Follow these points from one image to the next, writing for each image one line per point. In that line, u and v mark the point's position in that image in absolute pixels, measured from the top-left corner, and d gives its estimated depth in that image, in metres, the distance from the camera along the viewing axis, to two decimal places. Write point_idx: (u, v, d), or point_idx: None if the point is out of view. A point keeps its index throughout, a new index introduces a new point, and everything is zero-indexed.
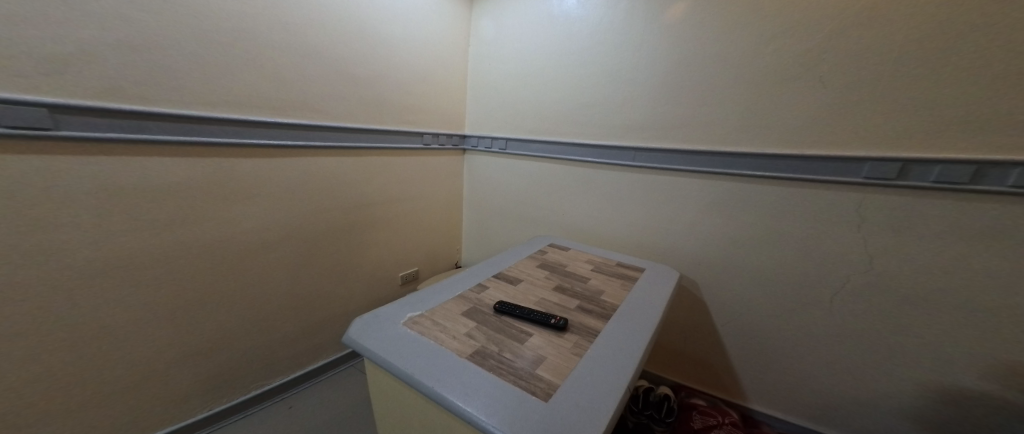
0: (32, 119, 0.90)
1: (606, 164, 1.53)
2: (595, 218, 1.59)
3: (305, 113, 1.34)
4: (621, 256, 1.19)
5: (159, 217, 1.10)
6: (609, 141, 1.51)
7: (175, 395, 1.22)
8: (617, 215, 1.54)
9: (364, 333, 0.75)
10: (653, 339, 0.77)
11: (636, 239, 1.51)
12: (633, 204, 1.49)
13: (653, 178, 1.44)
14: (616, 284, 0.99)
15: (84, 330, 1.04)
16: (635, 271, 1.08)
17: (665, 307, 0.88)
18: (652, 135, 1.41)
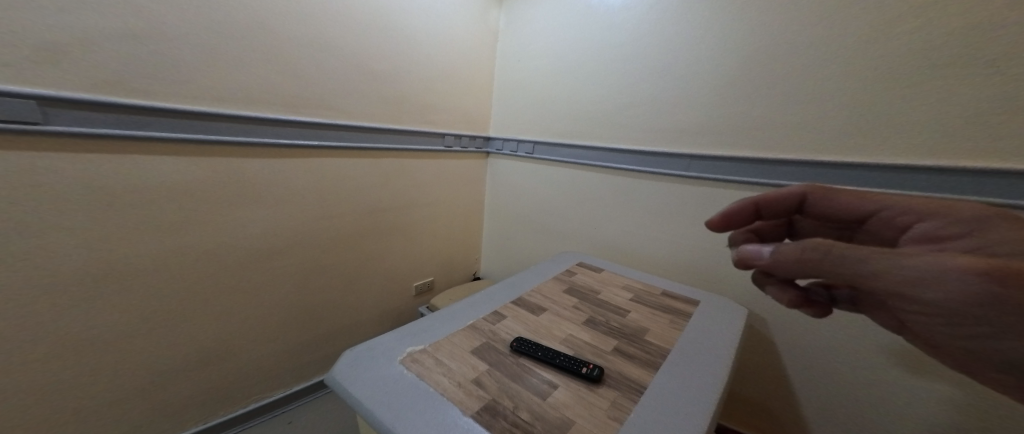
0: (19, 112, 0.80)
1: (646, 172, 1.35)
2: (631, 232, 1.41)
3: (318, 111, 1.24)
4: (665, 283, 1.01)
5: (160, 221, 1.00)
6: (651, 147, 1.34)
7: (170, 415, 1.11)
8: (658, 230, 1.35)
9: (352, 373, 0.62)
10: (714, 401, 0.60)
11: (679, 259, 1.32)
12: (677, 219, 1.30)
13: (704, 190, 1.24)
14: (662, 321, 0.82)
15: (72, 342, 0.93)
16: (684, 304, 0.90)
17: (731, 359, 0.70)
18: (701, 140, 1.23)
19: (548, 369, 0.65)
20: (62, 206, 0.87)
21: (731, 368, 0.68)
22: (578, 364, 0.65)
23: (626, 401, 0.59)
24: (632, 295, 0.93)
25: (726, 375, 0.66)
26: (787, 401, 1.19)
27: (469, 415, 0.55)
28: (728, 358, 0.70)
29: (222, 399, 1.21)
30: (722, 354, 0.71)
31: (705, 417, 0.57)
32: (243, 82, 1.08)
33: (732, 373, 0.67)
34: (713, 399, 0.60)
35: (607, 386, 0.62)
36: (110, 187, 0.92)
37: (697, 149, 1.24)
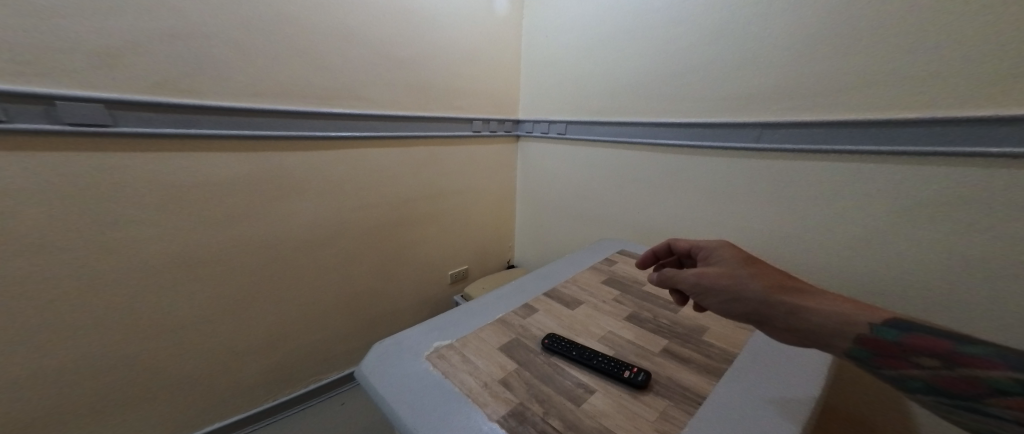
0: (89, 115, 0.83)
1: (698, 146, 1.17)
2: (681, 215, 1.25)
3: (347, 103, 1.22)
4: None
5: (221, 213, 1.04)
6: (702, 117, 1.16)
7: (224, 398, 1.16)
8: (713, 213, 1.18)
9: (378, 368, 0.59)
10: (790, 416, 0.49)
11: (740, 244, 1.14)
12: (737, 199, 1.13)
13: (775, 162, 1.04)
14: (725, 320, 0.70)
15: (140, 330, 0.98)
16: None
17: (824, 372, 0.57)
18: (767, 104, 1.04)
19: (584, 372, 0.57)
20: (122, 202, 0.91)
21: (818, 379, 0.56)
22: (619, 367, 0.56)
23: (680, 414, 0.50)
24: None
25: (818, 393, 0.53)
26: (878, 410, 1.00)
27: (493, 420, 0.49)
28: (822, 372, 0.57)
29: (271, 384, 1.25)
30: (814, 367, 0.58)
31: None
32: (270, 72, 1.06)
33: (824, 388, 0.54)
34: (799, 420, 0.48)
35: (655, 394, 0.53)
36: (161, 186, 0.94)
37: (765, 116, 1.04)
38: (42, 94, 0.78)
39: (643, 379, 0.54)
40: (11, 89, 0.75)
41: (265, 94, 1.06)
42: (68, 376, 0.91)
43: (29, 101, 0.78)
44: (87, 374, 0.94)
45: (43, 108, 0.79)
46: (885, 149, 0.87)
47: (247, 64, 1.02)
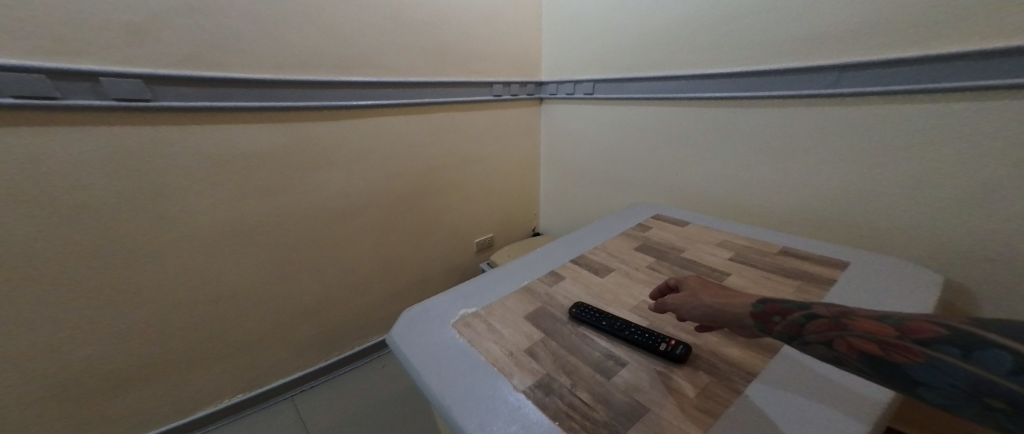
0: (131, 91, 0.83)
1: (753, 96, 1.03)
2: (727, 175, 1.14)
3: (365, 71, 1.16)
4: (778, 238, 0.79)
5: (260, 183, 1.05)
6: (755, 64, 1.01)
7: (268, 364, 1.21)
8: (767, 172, 1.05)
9: (407, 336, 0.57)
10: (856, 398, 0.44)
11: (796, 203, 1.02)
12: (796, 155, 0.99)
13: (844, 110, 0.89)
14: (782, 289, 0.63)
15: (188, 301, 1.02)
16: (813, 265, 0.69)
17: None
18: (838, 44, 0.87)
19: (613, 344, 0.53)
20: (157, 178, 0.90)
21: None
22: (654, 340, 0.52)
23: (725, 391, 0.45)
24: (733, 254, 0.74)
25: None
26: None
27: (519, 390, 0.47)
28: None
29: (310, 350, 1.30)
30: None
31: (851, 428, 0.40)
32: (283, 39, 1.00)
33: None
34: (869, 405, 0.43)
35: (696, 368, 0.49)
36: (196, 160, 0.94)
37: (836, 57, 0.88)
38: (87, 72, 0.78)
39: (681, 353, 0.49)
40: (57, 67, 0.75)
41: (280, 63, 1.01)
42: (122, 346, 0.95)
43: (76, 78, 0.78)
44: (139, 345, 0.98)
45: (90, 85, 0.79)
46: (1017, 81, 0.69)
47: (259, 32, 0.96)
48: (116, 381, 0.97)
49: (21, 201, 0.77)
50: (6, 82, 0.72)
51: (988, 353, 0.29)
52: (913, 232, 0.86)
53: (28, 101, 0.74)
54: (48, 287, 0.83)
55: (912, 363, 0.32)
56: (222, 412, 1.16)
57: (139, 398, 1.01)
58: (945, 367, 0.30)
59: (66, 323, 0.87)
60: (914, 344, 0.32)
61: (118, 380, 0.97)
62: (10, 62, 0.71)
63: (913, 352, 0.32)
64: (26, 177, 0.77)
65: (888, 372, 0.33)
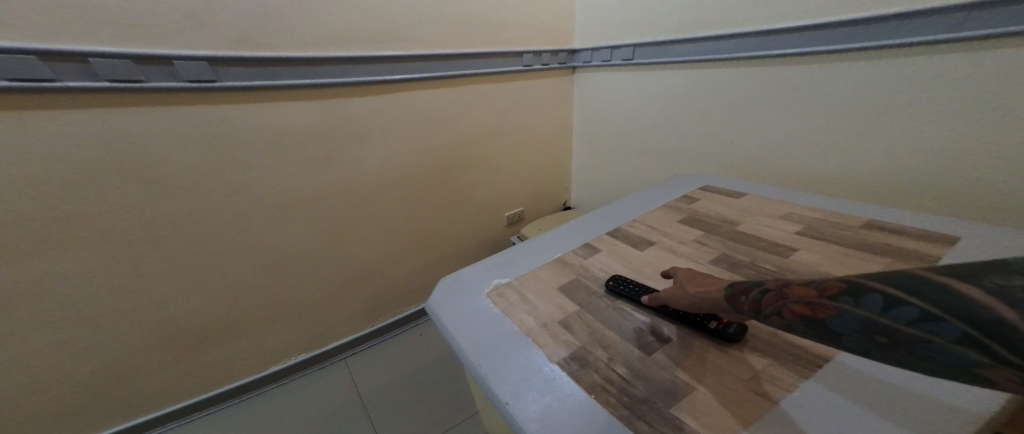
0: (197, 72, 0.87)
1: (826, 52, 0.85)
2: (788, 144, 0.98)
3: (395, 44, 1.11)
4: (852, 209, 0.70)
5: (310, 156, 1.08)
6: (832, 12, 0.83)
7: (312, 334, 1.28)
8: (840, 141, 0.89)
9: (443, 303, 0.58)
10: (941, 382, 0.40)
11: (872, 176, 0.86)
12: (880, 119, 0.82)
13: (944, 62, 0.73)
14: (860, 265, 0.56)
15: (238, 275, 1.07)
16: (897, 237, 0.60)
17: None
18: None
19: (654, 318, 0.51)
20: (197, 159, 0.92)
21: None
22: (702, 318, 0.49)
23: (787, 376, 0.42)
24: (797, 227, 0.67)
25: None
26: None
27: (554, 362, 0.46)
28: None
29: (351, 321, 1.35)
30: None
31: (934, 415, 0.36)
32: (286, 15, 0.93)
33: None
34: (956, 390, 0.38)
35: (750, 349, 0.45)
36: (223, 141, 0.94)
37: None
38: (162, 56, 0.82)
39: (734, 332, 0.46)
40: (140, 52, 0.80)
41: (287, 39, 0.95)
42: (181, 317, 1.02)
43: (155, 62, 0.83)
44: (195, 316, 1.04)
45: (166, 68, 0.84)
46: None
47: (260, 3, 0.89)
48: (178, 348, 1.05)
49: (85, 182, 0.82)
50: (60, 68, 0.74)
51: (877, 297, 0.28)
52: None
53: (120, 85, 0.80)
54: (114, 264, 0.90)
55: (828, 318, 0.30)
56: (274, 376, 1.24)
57: (200, 362, 1.10)
58: (851, 317, 0.29)
59: (136, 294, 0.94)
60: (825, 300, 0.30)
61: (181, 346, 1.05)
62: (100, 48, 0.76)
63: (825, 307, 0.30)
64: (85, 159, 0.81)
65: (815, 330, 0.31)
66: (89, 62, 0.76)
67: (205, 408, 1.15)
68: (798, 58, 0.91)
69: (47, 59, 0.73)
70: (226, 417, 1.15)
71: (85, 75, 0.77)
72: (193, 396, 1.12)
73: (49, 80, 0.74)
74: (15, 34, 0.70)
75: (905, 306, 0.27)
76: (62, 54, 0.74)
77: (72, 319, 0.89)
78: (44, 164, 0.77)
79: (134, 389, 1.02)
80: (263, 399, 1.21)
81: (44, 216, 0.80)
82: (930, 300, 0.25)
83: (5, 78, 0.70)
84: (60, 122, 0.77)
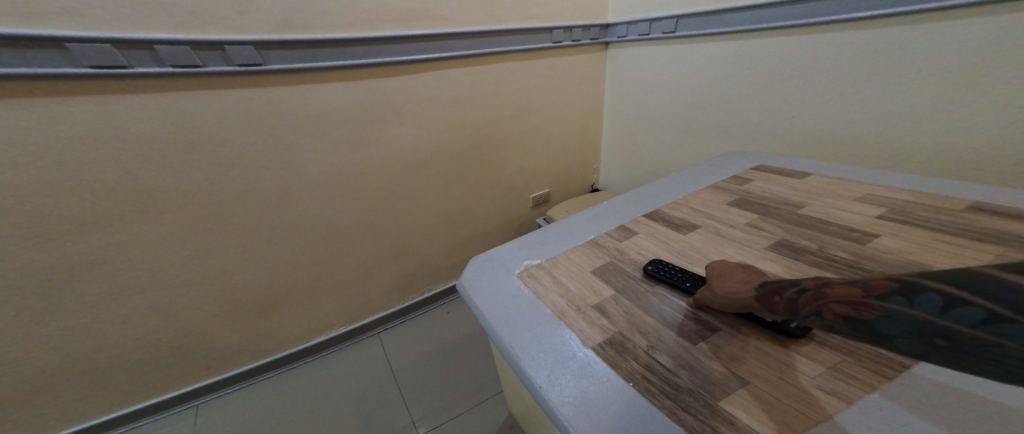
0: (246, 56, 0.89)
1: (912, 13, 0.76)
2: (857, 116, 0.89)
3: (425, 22, 1.09)
4: (931, 190, 0.63)
5: (350, 135, 1.10)
6: None
7: (347, 311, 1.32)
8: (916, 112, 0.80)
9: (474, 282, 0.57)
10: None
11: (960, 153, 0.78)
12: (971, 89, 0.74)
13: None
14: (946, 252, 0.50)
15: (278, 253, 1.11)
16: (991, 221, 0.53)
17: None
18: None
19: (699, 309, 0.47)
20: (236, 140, 0.95)
21: None
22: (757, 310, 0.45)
23: (866, 376, 0.37)
24: (866, 209, 0.61)
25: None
26: None
27: (589, 346, 0.44)
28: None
29: (383, 300, 1.38)
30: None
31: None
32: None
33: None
34: None
35: (815, 343, 0.41)
36: (265, 122, 0.97)
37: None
38: (216, 41, 0.85)
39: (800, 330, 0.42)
40: (196, 38, 0.83)
41: (321, 17, 0.94)
42: (226, 292, 1.08)
43: (210, 47, 0.85)
44: (239, 291, 1.10)
45: (219, 53, 0.87)
46: None
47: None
48: (224, 321, 1.11)
49: (144, 162, 0.86)
50: (82, 52, 0.75)
51: (936, 296, 0.24)
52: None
53: (182, 70, 0.84)
54: (171, 241, 0.95)
55: (874, 319, 0.27)
56: (312, 349, 1.30)
57: (245, 335, 1.16)
58: (904, 318, 0.25)
59: (191, 269, 1.00)
60: (873, 299, 0.27)
61: (227, 319, 1.11)
62: (163, 36, 0.80)
63: (871, 307, 0.27)
64: (144, 141, 0.85)
65: (863, 333, 0.28)
66: (154, 48, 0.80)
67: (265, 371, 1.24)
68: (873, 22, 0.81)
69: (121, 47, 0.78)
70: (284, 381, 1.23)
71: (154, 61, 0.81)
72: (251, 361, 1.21)
73: (123, 67, 0.79)
74: (93, 25, 0.75)
75: (970, 306, 0.22)
76: (133, 42, 0.78)
77: (137, 290, 0.96)
78: (107, 145, 0.82)
79: (195, 354, 1.10)
80: (308, 367, 1.28)
81: (110, 194, 0.85)
82: (998, 299, 0.21)
83: (88, 66, 0.76)
84: (123, 106, 0.81)
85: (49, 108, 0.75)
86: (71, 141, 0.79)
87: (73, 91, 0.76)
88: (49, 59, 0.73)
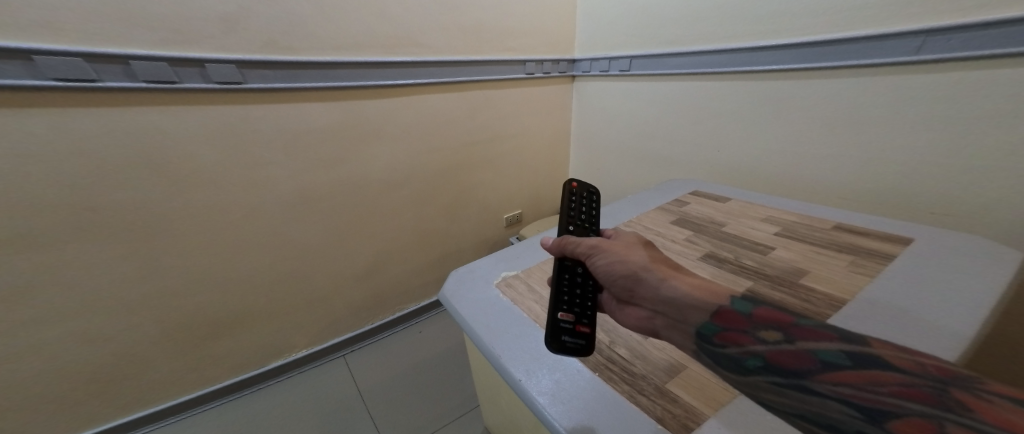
0: (227, 74, 0.91)
1: (814, 68, 0.92)
2: (777, 151, 1.04)
3: (408, 50, 1.15)
4: (831, 214, 0.77)
5: (324, 153, 1.12)
6: (818, 33, 0.90)
7: (310, 330, 1.30)
8: (820, 150, 0.96)
9: (457, 291, 0.62)
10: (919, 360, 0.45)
11: (858, 187, 0.92)
12: (859, 131, 0.88)
13: (909, 80, 0.80)
14: (833, 263, 0.62)
15: (242, 271, 1.09)
16: (869, 240, 0.67)
17: (970, 330, 0.48)
18: (920, 4, 0.76)
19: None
20: (206, 156, 0.94)
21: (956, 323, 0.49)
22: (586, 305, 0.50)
23: None
24: (781, 229, 0.73)
25: (955, 348, 0.46)
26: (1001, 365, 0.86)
27: None
28: (969, 332, 0.47)
29: (348, 318, 1.37)
30: (958, 327, 0.48)
31: None
32: (303, 18, 0.96)
33: (969, 343, 0.46)
34: None
35: None
36: (239, 140, 0.97)
37: (919, 20, 0.77)
38: (195, 58, 0.86)
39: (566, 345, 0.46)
40: (176, 55, 0.84)
41: (308, 41, 0.99)
42: (185, 309, 1.04)
43: (189, 64, 0.87)
44: (199, 310, 1.07)
45: (197, 70, 0.88)
46: None
47: (285, 7, 0.93)
48: (179, 341, 1.06)
49: (108, 177, 0.85)
50: (54, 65, 0.74)
51: None
52: (991, 213, 0.76)
53: (156, 85, 0.84)
54: (129, 257, 0.93)
55: None
56: (270, 372, 1.26)
57: (200, 355, 1.11)
58: None
59: (148, 285, 0.97)
60: None
61: (183, 339, 1.07)
62: (140, 52, 0.81)
63: None
64: (111, 154, 0.84)
65: None
66: (129, 63, 0.81)
67: (216, 398, 1.18)
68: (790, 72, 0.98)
69: (93, 61, 0.77)
70: (236, 409, 1.18)
71: (125, 76, 0.81)
72: (202, 386, 1.15)
73: (91, 80, 0.78)
74: (65, 37, 0.74)
75: None
76: (108, 56, 0.78)
77: (84, 308, 0.91)
78: (70, 158, 0.80)
79: (143, 378, 1.05)
80: (266, 391, 1.24)
81: (69, 209, 0.83)
82: None
83: (54, 78, 0.75)
84: (89, 119, 0.80)
85: (5, 120, 0.73)
86: (27, 154, 0.76)
87: (41, 101, 0.75)
88: (16, 70, 0.72)
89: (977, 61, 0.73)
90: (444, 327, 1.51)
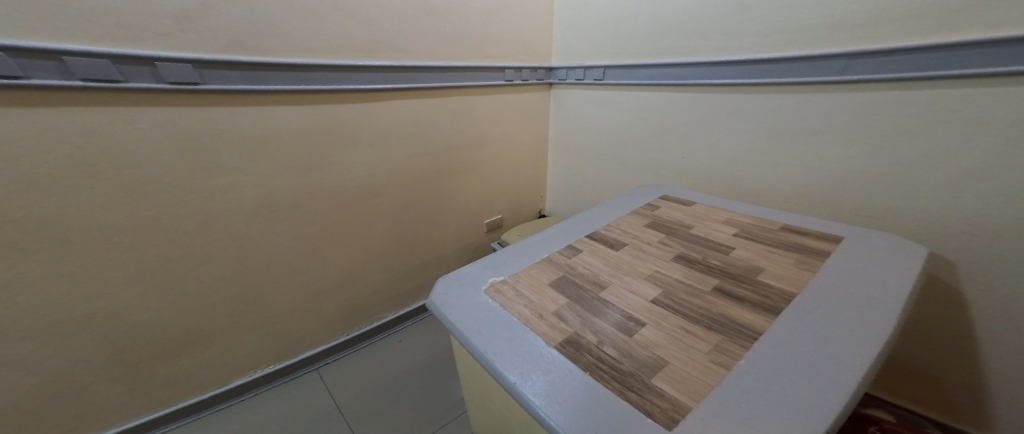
0: (182, 74, 0.86)
1: (762, 84, 1.00)
2: (741, 160, 1.10)
3: (384, 54, 1.14)
4: (786, 219, 0.83)
5: (294, 158, 1.08)
6: (772, 52, 0.97)
7: (278, 343, 1.24)
8: (776, 161, 1.03)
9: (445, 299, 0.63)
10: (869, 344, 0.50)
11: (808, 193, 1.00)
12: (809, 141, 0.96)
13: (845, 96, 0.88)
14: (781, 261, 0.69)
15: (200, 282, 1.03)
16: (817, 241, 0.74)
17: (901, 313, 0.54)
18: (855, 29, 0.85)
19: None
20: (156, 159, 0.89)
21: (901, 312, 0.54)
22: None
23: (740, 348, 0.51)
24: (731, 229, 0.80)
25: (891, 330, 0.51)
26: (950, 365, 0.90)
27: (553, 346, 0.52)
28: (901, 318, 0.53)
29: (319, 330, 1.32)
30: (895, 313, 0.54)
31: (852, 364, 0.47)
32: (271, 18, 0.93)
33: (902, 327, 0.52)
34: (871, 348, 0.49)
35: (709, 328, 0.55)
36: (199, 144, 0.93)
37: (852, 42, 0.85)
38: (146, 56, 0.82)
39: None
40: (122, 52, 0.79)
41: (275, 42, 0.95)
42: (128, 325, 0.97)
43: (136, 62, 0.82)
44: (151, 325, 1.00)
45: (147, 69, 0.83)
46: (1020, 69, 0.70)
47: (251, 7, 0.90)
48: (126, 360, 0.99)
49: (41, 186, 0.79)
50: None
51: None
52: (922, 216, 0.86)
53: (95, 84, 0.78)
54: (61, 273, 0.85)
55: None
56: (234, 391, 1.19)
57: (152, 374, 1.04)
58: None
59: (84, 300, 0.90)
60: None
61: (130, 357, 0.99)
62: (75, 47, 0.75)
63: None
64: (42, 161, 0.78)
65: None
66: (63, 59, 0.75)
67: (173, 420, 1.11)
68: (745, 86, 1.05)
69: (18, 56, 0.71)
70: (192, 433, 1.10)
71: (59, 73, 0.75)
72: (155, 409, 1.08)
73: (17, 77, 0.72)
74: None
75: None
76: (35, 52, 0.72)
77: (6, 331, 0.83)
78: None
79: (86, 403, 0.97)
80: (229, 412, 1.17)
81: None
82: None
83: None
84: (19, 120, 0.74)
85: None
86: None
87: None
88: None
89: (893, 82, 0.82)
90: (421, 336, 1.48)
